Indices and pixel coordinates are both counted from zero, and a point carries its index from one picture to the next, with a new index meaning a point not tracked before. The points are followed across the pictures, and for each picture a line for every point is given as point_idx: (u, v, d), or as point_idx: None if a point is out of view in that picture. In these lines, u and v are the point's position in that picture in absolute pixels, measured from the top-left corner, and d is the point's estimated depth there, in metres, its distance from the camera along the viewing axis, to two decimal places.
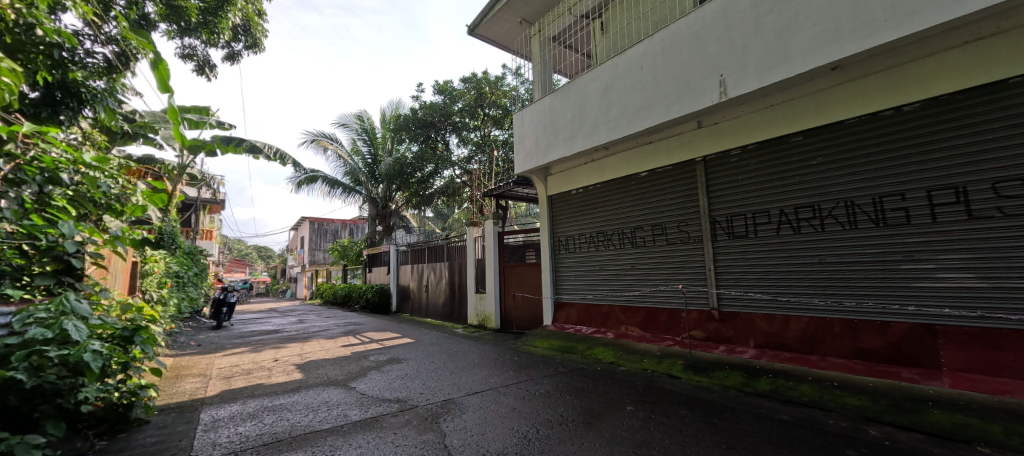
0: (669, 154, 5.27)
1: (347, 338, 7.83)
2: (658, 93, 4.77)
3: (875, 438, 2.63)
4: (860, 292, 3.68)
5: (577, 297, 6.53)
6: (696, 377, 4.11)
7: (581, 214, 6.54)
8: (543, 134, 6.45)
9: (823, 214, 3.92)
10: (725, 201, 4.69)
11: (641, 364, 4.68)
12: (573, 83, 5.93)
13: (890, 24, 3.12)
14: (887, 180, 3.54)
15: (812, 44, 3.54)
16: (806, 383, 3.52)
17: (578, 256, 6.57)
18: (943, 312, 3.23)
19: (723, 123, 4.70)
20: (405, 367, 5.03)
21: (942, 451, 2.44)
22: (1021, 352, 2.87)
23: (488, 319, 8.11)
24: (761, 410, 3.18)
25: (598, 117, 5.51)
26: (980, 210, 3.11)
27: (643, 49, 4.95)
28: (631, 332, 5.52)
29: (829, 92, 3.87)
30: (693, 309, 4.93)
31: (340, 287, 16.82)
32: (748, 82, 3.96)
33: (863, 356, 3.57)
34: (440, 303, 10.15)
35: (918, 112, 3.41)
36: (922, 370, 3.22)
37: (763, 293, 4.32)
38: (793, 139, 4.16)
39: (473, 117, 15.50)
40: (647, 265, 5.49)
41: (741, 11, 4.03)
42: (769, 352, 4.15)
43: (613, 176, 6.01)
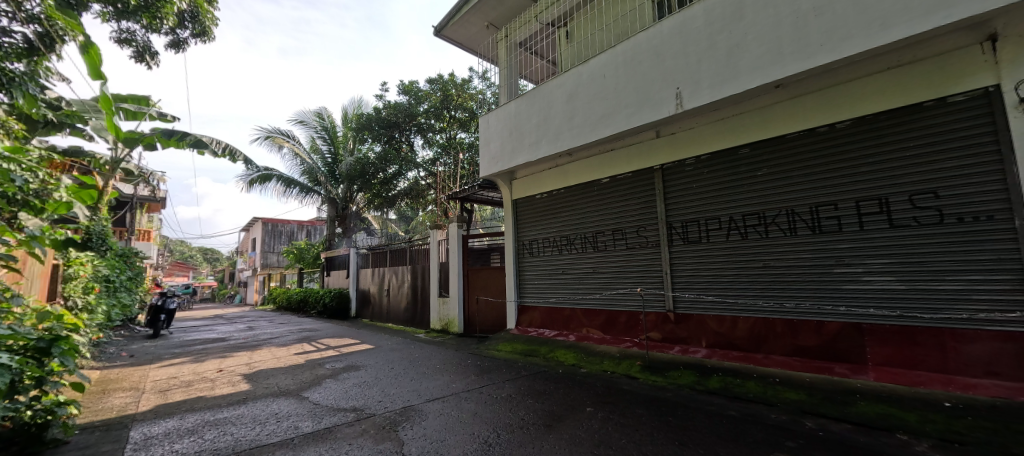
0: (629, 162, 5.45)
1: (301, 345, 7.46)
2: (619, 102, 4.94)
3: (811, 429, 2.84)
4: (799, 294, 3.97)
5: (540, 301, 6.59)
6: (652, 377, 4.25)
7: (545, 218, 6.63)
8: (508, 138, 6.49)
9: (767, 221, 4.21)
10: (680, 207, 4.92)
11: (601, 366, 4.79)
12: (539, 89, 6.01)
13: (825, 48, 3.41)
14: (822, 191, 3.86)
15: (758, 63, 3.80)
16: (752, 380, 3.74)
17: (541, 260, 6.64)
18: (869, 311, 3.55)
19: (679, 134, 4.93)
20: (364, 375, 4.86)
21: (867, 439, 2.67)
22: (932, 348, 3.21)
23: (451, 323, 8.00)
24: (711, 407, 3.35)
25: (562, 123, 5.62)
26: (899, 220, 3.45)
27: (605, 59, 5.11)
28: (593, 334, 5.65)
29: (773, 108, 4.17)
30: (650, 311, 5.12)
31: (295, 292, 16.02)
32: (701, 95, 4.18)
33: (801, 354, 3.86)
34: (402, 307, 9.92)
35: (848, 130, 3.74)
36: (852, 365, 3.53)
37: (714, 296, 4.55)
38: (741, 151, 4.44)
39: (438, 119, 15.33)
40: (607, 269, 5.64)
41: (696, 28, 4.25)
42: (720, 352, 4.38)
43: (576, 182, 6.14)
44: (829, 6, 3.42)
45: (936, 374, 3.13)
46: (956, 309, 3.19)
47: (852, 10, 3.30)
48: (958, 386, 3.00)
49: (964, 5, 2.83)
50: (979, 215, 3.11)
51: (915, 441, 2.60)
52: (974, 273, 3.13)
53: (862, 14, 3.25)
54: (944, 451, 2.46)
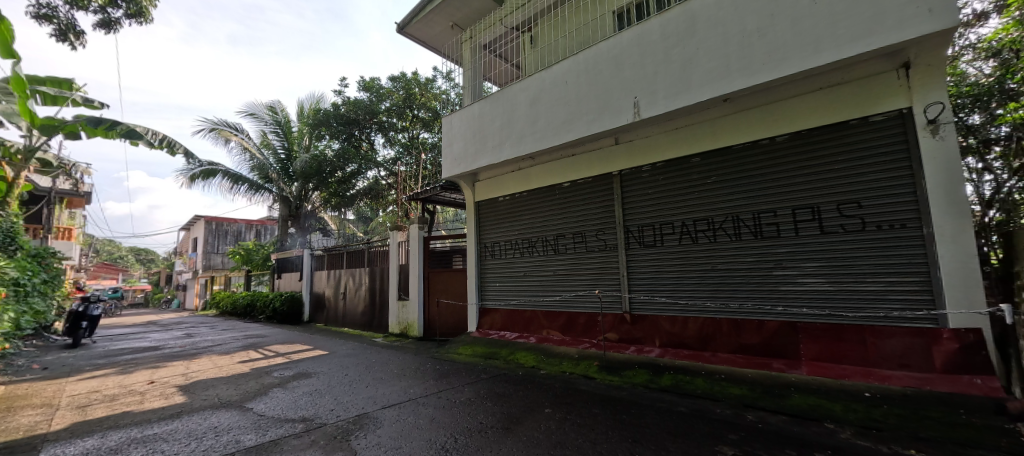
0: (589, 167, 5.59)
1: (246, 352, 6.99)
2: (580, 108, 5.05)
3: (751, 422, 3.03)
4: (742, 295, 4.24)
5: (501, 303, 6.59)
6: (609, 377, 4.36)
7: (507, 220, 6.65)
8: (471, 140, 6.46)
9: (714, 226, 4.46)
10: (637, 212, 5.10)
11: (560, 367, 4.87)
12: (502, 92, 6.03)
13: (767, 67, 3.68)
14: (763, 199, 4.15)
15: (708, 77, 4.03)
16: (700, 377, 3.94)
17: (503, 262, 6.65)
18: (803, 311, 3.85)
19: (636, 142, 5.12)
20: (315, 382, 4.63)
21: (800, 429, 2.88)
22: (856, 343, 3.54)
23: (411, 327, 7.82)
24: (662, 404, 3.49)
25: (525, 127, 5.66)
26: (829, 227, 3.77)
27: (568, 66, 5.21)
28: (552, 336, 5.72)
29: (721, 120, 4.44)
30: (608, 312, 5.27)
31: (241, 296, 15.00)
32: (657, 105, 4.37)
33: (744, 351, 4.12)
34: (359, 311, 9.58)
35: (787, 143, 4.05)
36: (788, 361, 3.82)
37: (667, 297, 4.76)
38: (693, 160, 4.67)
39: (401, 117, 14.99)
40: (567, 271, 5.74)
41: (653, 41, 4.45)
42: (672, 350, 4.57)
43: (538, 185, 6.21)
44: (770, 29, 3.69)
45: (859, 367, 3.45)
46: (875, 308, 3.53)
47: (791, 34, 3.58)
48: (876, 377, 3.32)
49: (882, 34, 3.16)
50: (895, 223, 3.47)
51: (840, 429, 2.85)
52: (889, 276, 3.49)
53: (799, 38, 3.54)
54: (865, 437, 2.71)
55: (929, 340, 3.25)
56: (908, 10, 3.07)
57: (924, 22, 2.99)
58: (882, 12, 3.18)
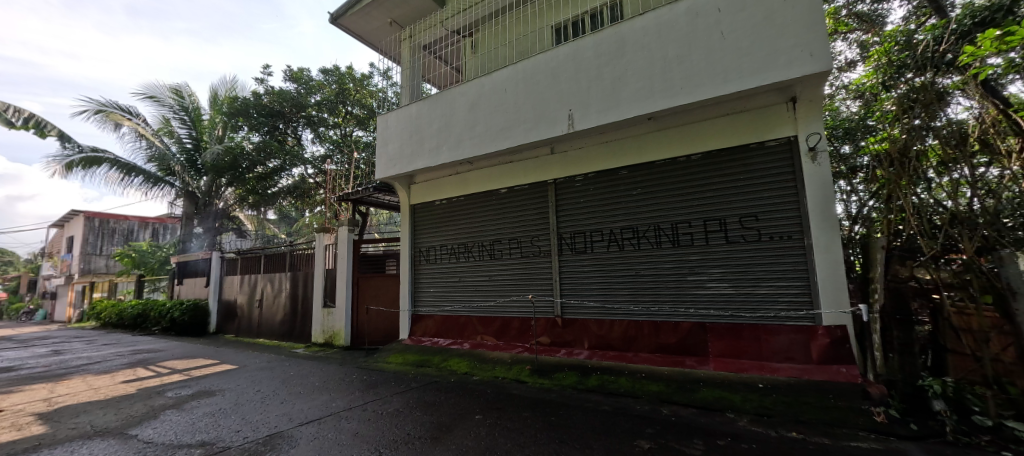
0: (525, 174, 5.71)
1: (133, 370, 6.05)
2: (518, 117, 5.16)
3: (666, 416, 3.28)
4: (661, 299, 4.58)
5: (435, 309, 6.44)
6: (540, 381, 4.46)
7: (443, 225, 6.54)
8: (407, 141, 6.28)
9: (638, 234, 4.78)
10: (570, 219, 5.30)
11: (492, 372, 4.87)
12: (442, 94, 5.96)
13: (685, 91, 4.06)
14: (680, 210, 4.54)
15: (635, 96, 4.34)
16: (623, 377, 4.18)
17: (438, 267, 6.52)
18: (710, 313, 4.27)
19: (571, 152, 5.34)
20: (220, 401, 4.14)
21: (706, 420, 3.18)
22: (752, 340, 4.00)
23: (337, 336, 7.33)
24: (589, 404, 3.65)
25: (464, 132, 5.64)
26: (733, 237, 4.23)
27: (507, 74, 5.30)
28: (486, 342, 5.71)
29: (646, 136, 4.79)
30: (540, 317, 5.39)
31: (129, 305, 12.96)
32: (590, 119, 4.60)
33: (662, 350, 4.44)
34: (277, 320, 8.77)
35: (700, 161, 4.48)
36: (698, 358, 4.20)
37: (595, 302, 4.99)
38: (620, 173, 4.98)
39: (332, 113, 14.09)
40: (502, 277, 5.79)
41: (587, 58, 4.70)
42: (599, 352, 4.80)
43: (475, 190, 6.20)
44: (688, 57, 4.08)
45: (755, 362, 3.91)
46: (768, 308, 4.03)
47: (705, 63, 3.99)
48: (768, 370, 3.78)
49: (776, 71, 3.64)
50: (783, 235, 4.00)
51: (739, 418, 3.19)
52: (779, 280, 4.00)
53: (711, 67, 3.95)
54: (757, 423, 3.08)
55: (808, 335, 3.78)
56: (795, 52, 3.57)
57: (806, 65, 3.50)
58: (775, 53, 3.67)
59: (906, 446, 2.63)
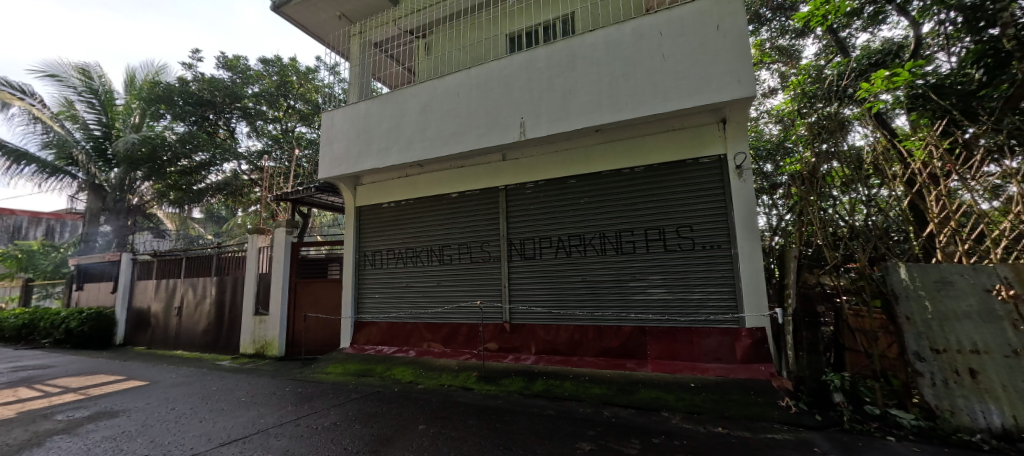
0: (476, 180, 5.71)
1: (12, 391, 5.17)
2: (470, 121, 5.14)
3: (607, 417, 3.40)
4: (605, 304, 4.75)
5: (379, 316, 6.19)
6: (486, 387, 4.43)
7: (390, 228, 6.34)
8: (354, 141, 6.02)
9: (585, 242, 4.95)
10: (520, 226, 5.37)
11: (438, 380, 4.77)
12: (393, 94, 5.80)
13: (629, 106, 4.28)
14: (624, 219, 4.76)
15: (584, 108, 4.50)
16: (568, 380, 4.28)
17: (384, 273, 6.29)
18: (649, 317, 4.50)
19: (522, 160, 5.42)
20: (124, 423, 3.66)
21: (644, 420, 3.34)
22: (685, 342, 4.29)
23: (269, 345, 6.78)
24: (534, 409, 3.68)
25: (415, 134, 5.52)
26: (671, 245, 4.52)
27: (461, 79, 5.28)
28: (433, 349, 5.59)
29: (593, 148, 4.99)
30: (489, 323, 5.38)
31: (12, 314, 11.09)
32: (541, 128, 4.70)
33: (605, 354, 4.61)
34: (200, 329, 7.96)
35: (643, 173, 4.74)
36: (638, 360, 4.42)
37: (543, 307, 5.07)
38: (569, 182, 5.13)
39: (272, 106, 13.17)
40: (450, 283, 5.71)
41: (539, 68, 4.81)
42: (545, 357, 4.89)
43: (425, 194, 6.08)
44: (633, 75, 4.31)
45: (688, 363, 4.19)
46: (700, 313, 4.33)
47: (648, 81, 4.24)
48: (699, 370, 4.08)
49: (709, 94, 3.96)
50: (714, 244, 4.34)
51: (672, 417, 3.39)
52: (709, 286, 4.32)
53: (654, 86, 4.21)
54: (689, 421, 3.28)
55: (733, 337, 4.12)
56: (726, 77, 3.90)
57: (735, 89, 3.84)
58: (709, 77, 3.99)
59: (812, 435, 2.93)
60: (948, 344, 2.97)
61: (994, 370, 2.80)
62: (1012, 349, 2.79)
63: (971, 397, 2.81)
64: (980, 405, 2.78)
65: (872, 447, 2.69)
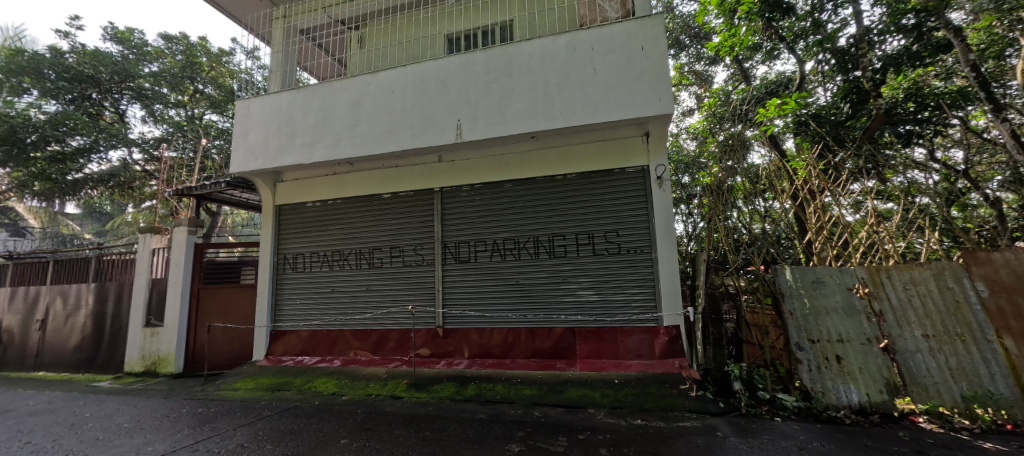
0: (410, 181, 5.54)
1: None
2: (405, 120, 4.98)
3: (537, 418, 3.47)
4: (537, 307, 4.87)
5: (300, 324, 5.73)
6: (416, 394, 4.26)
7: (314, 229, 5.90)
8: (273, 133, 5.51)
9: (519, 246, 5.03)
10: (455, 229, 5.31)
11: (365, 390, 4.46)
12: (321, 85, 5.43)
13: (563, 115, 4.45)
14: (556, 224, 4.93)
15: (520, 115, 4.59)
16: (501, 383, 4.28)
17: (307, 277, 5.83)
18: (578, 318, 4.70)
19: (458, 162, 5.37)
20: None
21: (571, 418, 3.46)
22: (611, 341, 4.54)
23: (163, 361, 5.92)
24: (465, 414, 3.64)
25: (344, 130, 5.21)
26: (600, 249, 4.76)
27: (395, 76, 5.11)
28: (360, 357, 5.29)
29: (529, 154, 5.10)
30: (421, 328, 5.23)
31: None
32: (477, 131, 4.70)
33: (536, 355, 4.71)
34: (71, 345, 6.73)
35: (574, 181, 4.95)
36: (567, 360, 4.58)
37: (476, 311, 5.05)
38: (504, 186, 5.18)
39: (175, 90, 11.65)
40: (381, 287, 5.47)
41: (477, 72, 4.82)
42: (478, 360, 4.86)
43: (354, 194, 5.76)
44: (566, 85, 4.50)
45: (612, 360, 4.43)
46: (624, 313, 4.61)
47: (580, 93, 4.44)
48: (623, 367, 4.33)
49: (634, 109, 4.25)
50: (637, 249, 4.66)
51: (598, 413, 3.55)
52: (633, 288, 4.62)
53: (585, 97, 4.42)
54: (613, 415, 3.47)
55: (653, 335, 4.45)
56: (649, 95, 4.23)
57: (656, 107, 4.17)
58: (635, 93, 4.28)
59: (716, 421, 3.25)
60: (821, 335, 3.48)
61: (854, 356, 3.35)
62: (867, 338, 3.37)
63: (837, 379, 3.31)
64: (844, 385, 3.29)
65: (763, 428, 3.06)
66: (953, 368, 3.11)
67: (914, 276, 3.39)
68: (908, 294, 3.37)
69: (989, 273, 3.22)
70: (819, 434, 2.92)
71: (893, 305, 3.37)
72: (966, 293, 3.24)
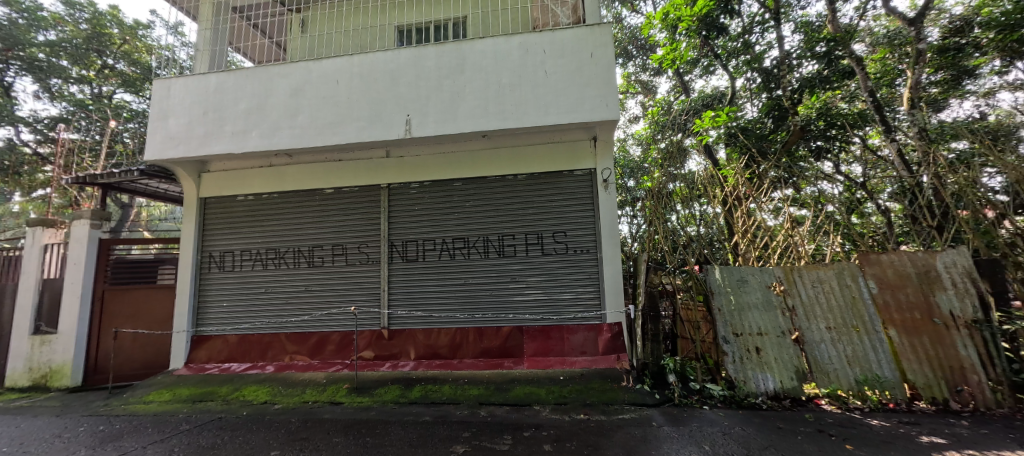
0: (356, 176, 5.29)
1: None
2: (350, 112, 4.75)
3: (483, 417, 3.46)
4: (485, 306, 4.87)
5: (227, 328, 5.26)
6: (358, 399, 4.06)
7: (246, 225, 5.45)
8: (199, 118, 5.01)
9: (469, 245, 4.99)
10: (403, 227, 5.16)
11: (300, 397, 4.17)
12: (256, 70, 5.02)
13: (515, 116, 4.48)
14: (506, 224, 4.96)
15: (471, 113, 4.55)
16: (447, 384, 4.21)
17: (236, 277, 5.37)
18: (526, 317, 4.76)
19: (406, 158, 5.21)
20: None
21: (517, 415, 3.49)
22: (557, 338, 4.65)
23: (56, 374, 5.14)
24: (410, 417, 3.54)
25: (282, 119, 4.86)
26: (548, 249, 4.86)
27: (340, 65, 4.85)
28: (296, 362, 4.95)
29: (479, 153, 5.08)
30: (364, 330, 5.02)
31: None
32: (427, 128, 4.60)
33: (484, 355, 4.69)
34: None
35: (525, 181, 5.01)
36: (515, 359, 4.61)
37: (423, 311, 4.95)
38: (455, 184, 5.11)
39: (77, 64, 10.16)
40: (322, 287, 5.18)
41: (428, 67, 4.71)
42: (424, 362, 4.74)
43: (293, 187, 5.39)
44: (518, 86, 4.53)
45: (559, 358, 4.53)
46: (570, 311, 4.75)
47: (532, 95, 4.50)
48: (568, 364, 4.44)
49: (583, 113, 4.38)
50: (583, 249, 4.82)
51: (543, 409, 3.62)
52: (579, 287, 4.77)
53: (536, 99, 4.48)
54: (557, 412, 3.55)
55: (596, 332, 4.63)
56: (597, 100, 4.38)
57: (603, 113, 4.33)
58: (584, 98, 4.41)
59: (653, 412, 3.44)
60: (744, 329, 3.80)
61: (771, 347, 3.69)
62: (781, 331, 3.73)
63: (757, 369, 3.64)
64: (762, 374, 3.62)
65: (693, 417, 3.28)
66: (849, 356, 3.55)
67: (821, 275, 3.81)
68: (815, 291, 3.79)
69: (879, 273, 3.70)
70: (740, 419, 3.20)
71: (803, 301, 3.78)
72: (861, 290, 3.70)
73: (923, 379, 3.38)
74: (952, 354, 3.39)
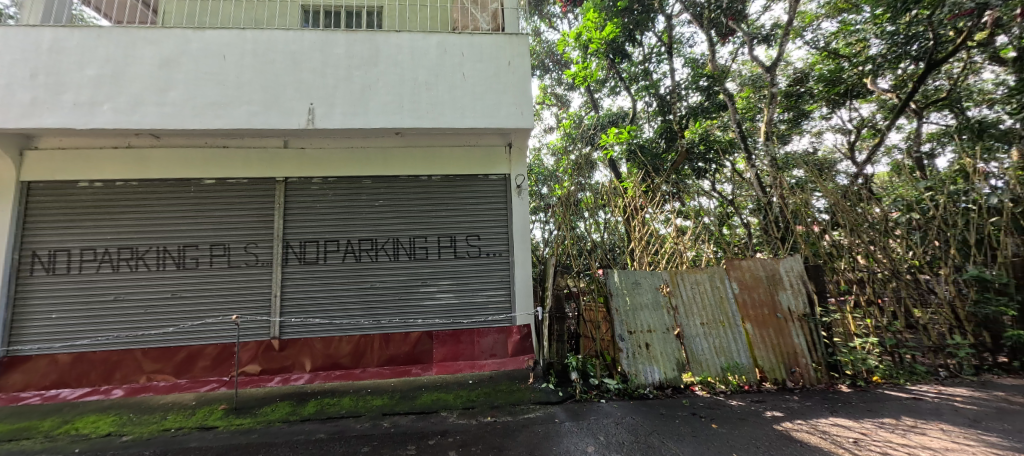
0: (245, 166, 4.67)
1: None
2: (240, 94, 4.19)
3: (386, 429, 3.28)
4: (393, 311, 4.65)
5: (56, 346, 4.22)
6: (237, 420, 3.54)
7: (91, 218, 4.45)
8: (25, 82, 3.96)
9: (377, 246, 4.72)
10: (301, 226, 4.69)
11: (160, 423, 3.51)
12: (113, 30, 4.14)
13: (431, 115, 4.38)
14: (418, 225, 4.81)
15: (383, 108, 4.33)
16: (347, 396, 3.91)
17: (72, 281, 4.34)
18: (435, 321, 4.66)
19: (308, 150, 4.75)
20: None
21: (423, 424, 3.38)
22: (467, 342, 4.62)
23: None
24: (300, 436, 3.19)
25: (148, 93, 4.08)
26: (461, 252, 4.84)
27: (229, 38, 4.25)
28: (156, 382, 4.15)
29: (392, 151, 4.85)
30: (249, 341, 4.44)
31: None
32: (333, 119, 4.26)
33: (390, 362, 4.46)
34: None
35: (439, 183, 4.91)
36: (424, 365, 4.46)
37: (322, 318, 4.54)
38: (363, 182, 4.81)
39: None
40: (195, 293, 4.46)
41: (336, 54, 4.37)
42: (322, 373, 4.33)
43: (160, 174, 4.55)
44: (434, 86, 4.44)
45: (468, 362, 4.51)
46: (480, 314, 4.77)
47: (448, 96, 4.45)
48: (477, 367, 4.44)
49: (498, 119, 4.47)
50: (495, 253, 4.90)
51: (450, 415, 3.55)
52: (490, 291, 4.83)
53: (453, 100, 4.44)
54: (464, 416, 3.52)
55: (506, 334, 4.71)
56: (512, 108, 4.50)
57: (518, 120, 4.46)
58: (500, 104, 4.50)
59: (556, 409, 3.60)
60: (637, 327, 4.18)
61: (658, 342, 4.12)
62: (666, 327, 4.20)
63: (646, 362, 4.03)
64: (650, 367, 4.02)
65: (591, 411, 3.51)
66: (717, 347, 4.13)
67: (698, 278, 4.39)
68: (694, 291, 4.34)
69: (740, 276, 4.39)
70: (631, 409, 3.52)
71: (684, 300, 4.30)
72: (727, 291, 4.35)
73: (769, 364, 4.08)
74: (789, 342, 4.16)
